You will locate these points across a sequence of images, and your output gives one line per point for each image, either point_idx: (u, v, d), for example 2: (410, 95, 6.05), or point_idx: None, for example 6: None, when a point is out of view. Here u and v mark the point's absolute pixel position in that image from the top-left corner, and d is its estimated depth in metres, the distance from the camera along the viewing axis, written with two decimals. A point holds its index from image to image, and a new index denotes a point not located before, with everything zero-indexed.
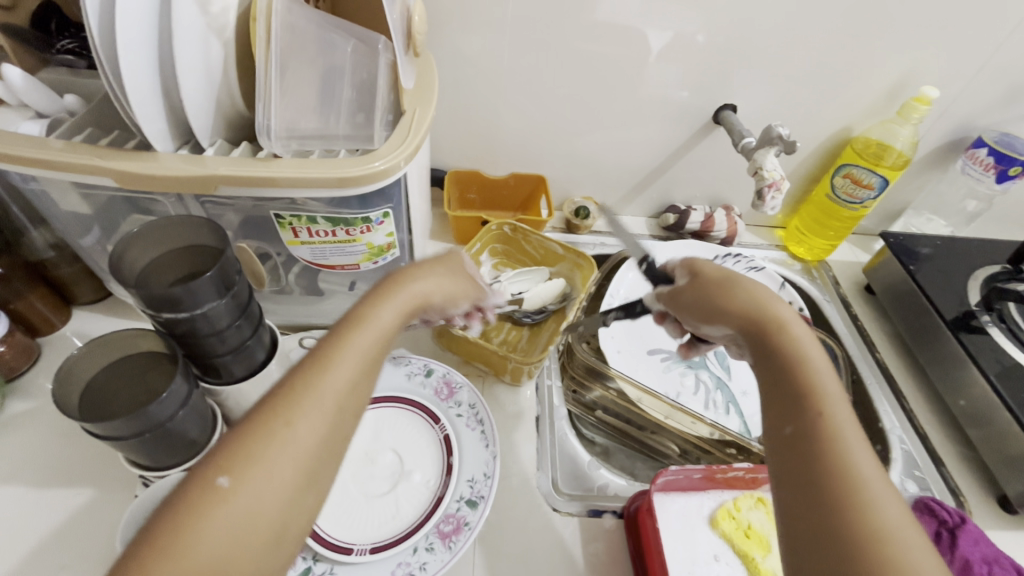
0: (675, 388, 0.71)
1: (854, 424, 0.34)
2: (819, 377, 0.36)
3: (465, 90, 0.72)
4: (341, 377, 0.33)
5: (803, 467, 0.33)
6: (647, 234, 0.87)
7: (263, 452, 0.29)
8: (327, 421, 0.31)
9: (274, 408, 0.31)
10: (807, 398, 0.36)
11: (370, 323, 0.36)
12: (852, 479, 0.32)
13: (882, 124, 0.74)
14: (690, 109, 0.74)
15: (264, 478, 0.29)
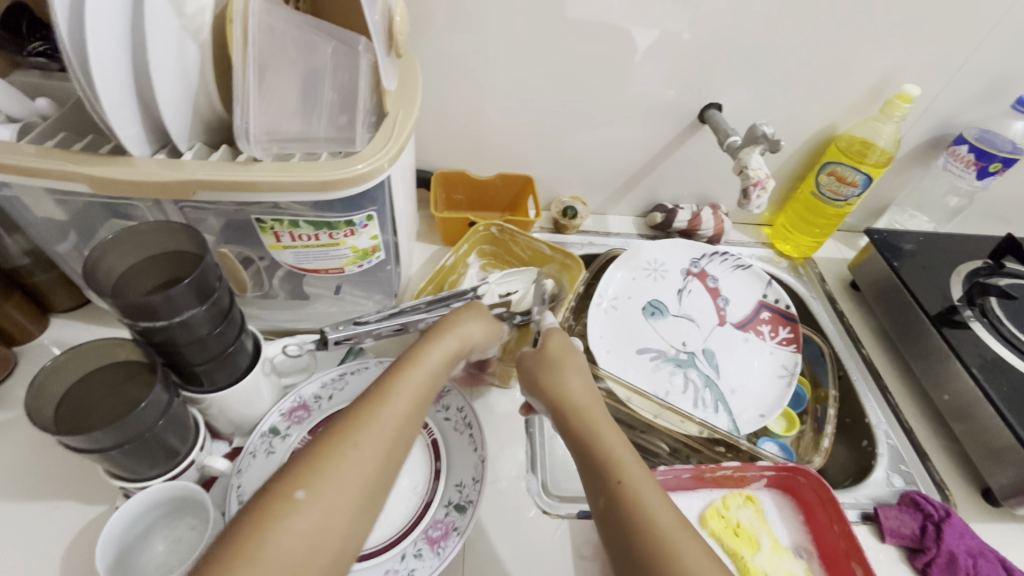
0: (664, 387, 0.71)
1: (651, 485, 0.41)
2: (626, 469, 0.42)
3: (450, 90, 0.71)
4: (399, 408, 0.38)
5: (624, 532, 0.39)
6: (635, 233, 0.87)
7: (331, 469, 0.34)
8: (388, 447, 0.36)
9: (338, 432, 0.36)
10: (608, 467, 0.42)
11: (422, 364, 0.42)
12: (659, 534, 0.38)
13: (865, 121, 0.74)
14: (676, 108, 0.74)
15: (331, 493, 0.33)
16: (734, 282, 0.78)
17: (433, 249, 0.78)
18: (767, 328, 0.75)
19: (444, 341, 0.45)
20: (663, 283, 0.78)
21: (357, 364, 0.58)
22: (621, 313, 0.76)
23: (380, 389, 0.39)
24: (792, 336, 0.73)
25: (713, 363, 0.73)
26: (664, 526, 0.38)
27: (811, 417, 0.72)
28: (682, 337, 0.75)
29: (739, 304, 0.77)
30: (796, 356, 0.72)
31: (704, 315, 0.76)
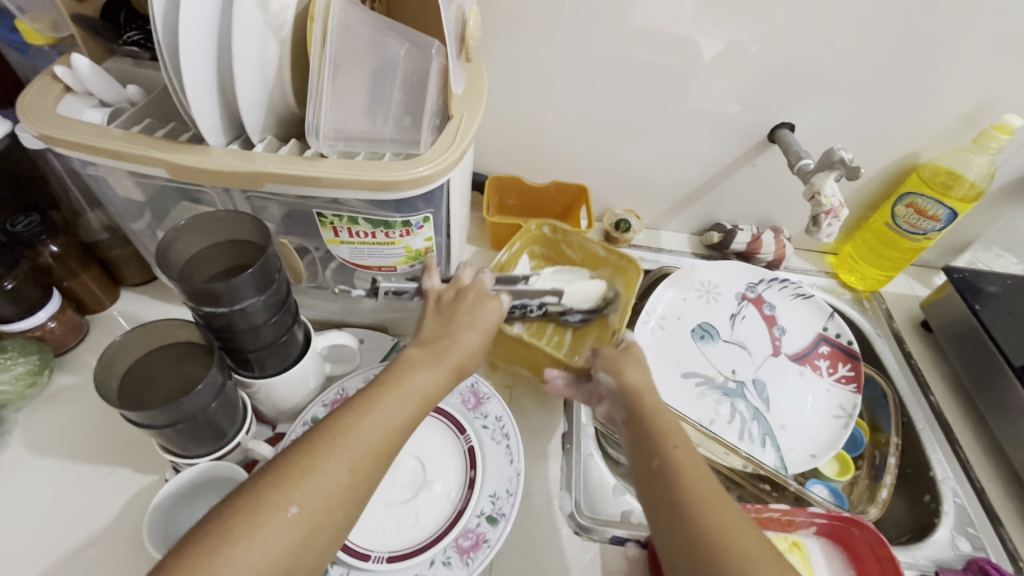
0: (709, 415, 0.68)
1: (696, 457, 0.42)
2: (684, 451, 0.42)
3: (512, 95, 0.71)
4: (373, 426, 0.38)
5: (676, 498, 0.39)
6: (689, 251, 0.84)
7: (319, 476, 0.35)
8: (362, 467, 0.37)
9: (327, 441, 0.37)
10: (662, 439, 0.43)
11: (402, 385, 0.42)
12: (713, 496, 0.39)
13: (955, 151, 0.69)
14: (744, 125, 0.71)
15: (305, 507, 0.34)
16: (793, 311, 0.74)
17: (482, 252, 0.78)
18: (825, 364, 0.70)
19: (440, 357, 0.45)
20: (715, 306, 0.75)
21: None
22: (669, 333, 0.73)
23: (357, 408, 0.39)
24: (853, 374, 0.69)
25: (763, 396, 0.69)
26: (712, 501, 0.39)
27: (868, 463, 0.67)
28: (731, 364, 0.72)
29: (797, 334, 0.72)
30: (856, 397, 0.67)
31: (757, 343, 0.73)
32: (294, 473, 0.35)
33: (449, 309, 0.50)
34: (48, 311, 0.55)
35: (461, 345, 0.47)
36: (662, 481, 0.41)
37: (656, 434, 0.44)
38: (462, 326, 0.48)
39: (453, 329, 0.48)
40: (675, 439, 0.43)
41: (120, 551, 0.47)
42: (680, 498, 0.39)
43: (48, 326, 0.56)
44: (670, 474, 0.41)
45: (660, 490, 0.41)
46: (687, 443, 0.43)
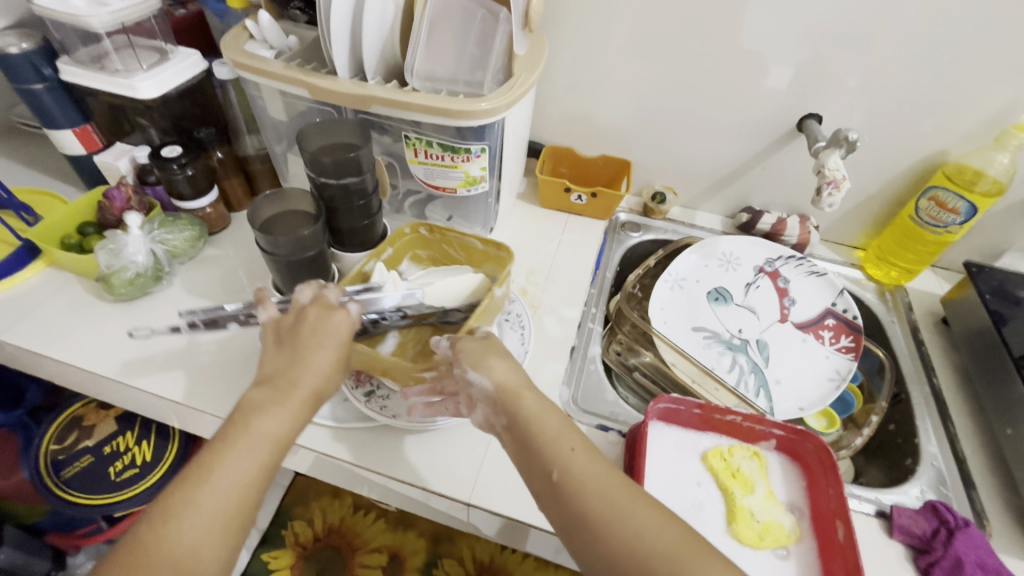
0: (711, 363, 0.76)
1: (585, 460, 0.43)
2: (571, 461, 0.43)
3: (572, 76, 0.84)
4: (233, 466, 0.41)
5: (581, 517, 0.41)
6: (719, 230, 0.92)
7: (152, 550, 0.37)
8: (231, 500, 0.40)
9: (160, 515, 0.38)
10: (549, 457, 0.43)
11: (248, 431, 0.42)
12: (608, 514, 0.40)
13: (980, 150, 0.73)
14: (776, 113, 0.79)
15: (200, 536, 0.38)
16: (806, 287, 0.81)
17: (533, 207, 0.92)
18: (828, 334, 0.76)
19: (283, 400, 0.44)
20: (733, 274, 0.83)
21: None
22: (686, 292, 0.82)
23: (213, 452, 0.41)
24: (853, 345, 0.74)
25: (764, 354, 0.76)
26: (609, 522, 0.40)
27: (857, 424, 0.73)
28: (740, 325, 0.80)
29: (805, 307, 0.79)
30: (852, 364, 0.73)
31: (766, 311, 0.80)
32: (165, 515, 0.38)
33: (297, 326, 0.49)
34: (209, 198, 0.76)
35: (308, 366, 0.46)
36: (560, 501, 0.42)
37: (546, 445, 0.44)
38: (308, 347, 0.47)
39: (299, 355, 0.47)
40: (567, 442, 0.44)
41: (235, 364, 0.65)
42: (584, 513, 0.41)
43: (207, 210, 0.77)
44: (568, 493, 0.42)
45: (561, 504, 0.42)
46: (580, 452, 0.43)
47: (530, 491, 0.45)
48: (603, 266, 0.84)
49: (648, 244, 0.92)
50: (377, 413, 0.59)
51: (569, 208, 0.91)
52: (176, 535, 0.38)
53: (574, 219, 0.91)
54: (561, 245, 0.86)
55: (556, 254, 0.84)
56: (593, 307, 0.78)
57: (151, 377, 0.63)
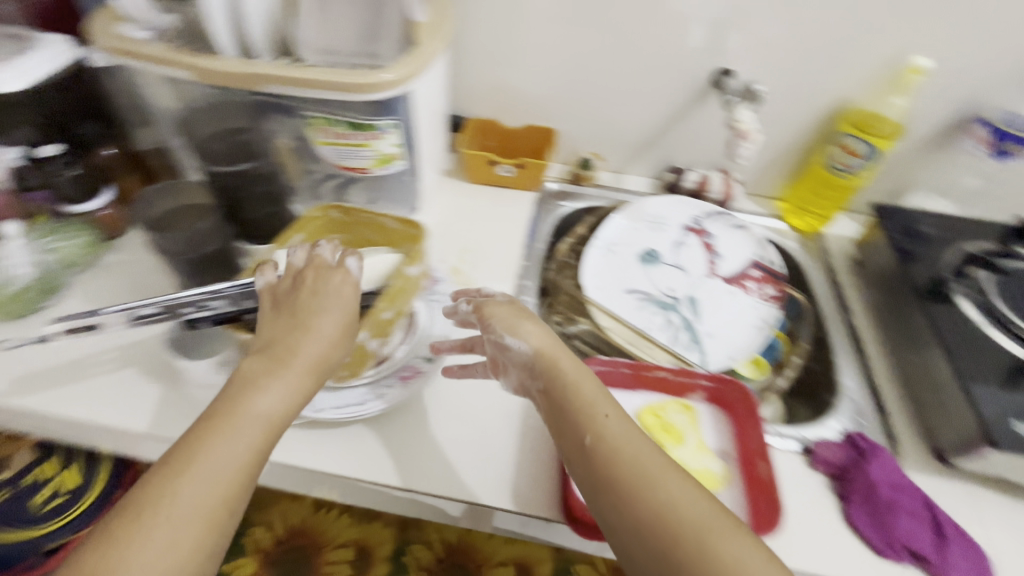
0: (647, 324, 0.76)
1: (624, 426, 0.45)
2: (603, 424, 0.45)
3: (485, 44, 0.82)
4: (223, 451, 0.40)
5: (608, 480, 0.42)
6: (647, 192, 0.93)
7: (141, 535, 0.36)
8: (217, 489, 0.39)
9: (155, 493, 0.38)
10: (585, 420, 0.46)
11: (243, 410, 0.42)
12: (645, 479, 0.41)
13: (879, 95, 0.76)
14: (689, 71, 0.80)
15: (172, 536, 0.36)
16: (731, 241, 0.83)
17: (460, 183, 0.90)
18: (754, 285, 0.79)
19: (280, 373, 0.45)
20: (662, 234, 0.84)
21: None
22: (619, 257, 0.82)
23: (196, 439, 0.40)
24: (778, 294, 0.78)
25: (695, 309, 0.78)
26: (649, 482, 0.41)
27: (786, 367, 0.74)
28: (671, 284, 0.80)
29: (731, 261, 0.81)
30: (778, 312, 0.76)
31: (695, 268, 0.82)
32: (140, 508, 0.37)
33: (286, 310, 0.50)
34: (101, 199, 0.70)
35: (304, 351, 0.47)
36: (588, 461, 0.44)
37: (580, 411, 0.46)
38: (310, 327, 0.48)
39: (295, 335, 0.48)
40: (600, 408, 0.46)
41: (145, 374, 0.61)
42: (615, 476, 0.42)
43: (101, 212, 0.71)
44: (597, 456, 0.43)
45: (590, 464, 0.44)
46: (626, 425, 0.45)
47: (562, 455, 0.47)
48: (535, 238, 0.84)
49: (580, 211, 0.91)
50: (297, 409, 0.55)
51: (497, 182, 0.89)
52: (152, 530, 0.36)
53: (502, 193, 0.89)
54: (490, 220, 0.84)
55: (486, 229, 0.83)
56: (527, 280, 0.78)
57: (50, 398, 0.58)
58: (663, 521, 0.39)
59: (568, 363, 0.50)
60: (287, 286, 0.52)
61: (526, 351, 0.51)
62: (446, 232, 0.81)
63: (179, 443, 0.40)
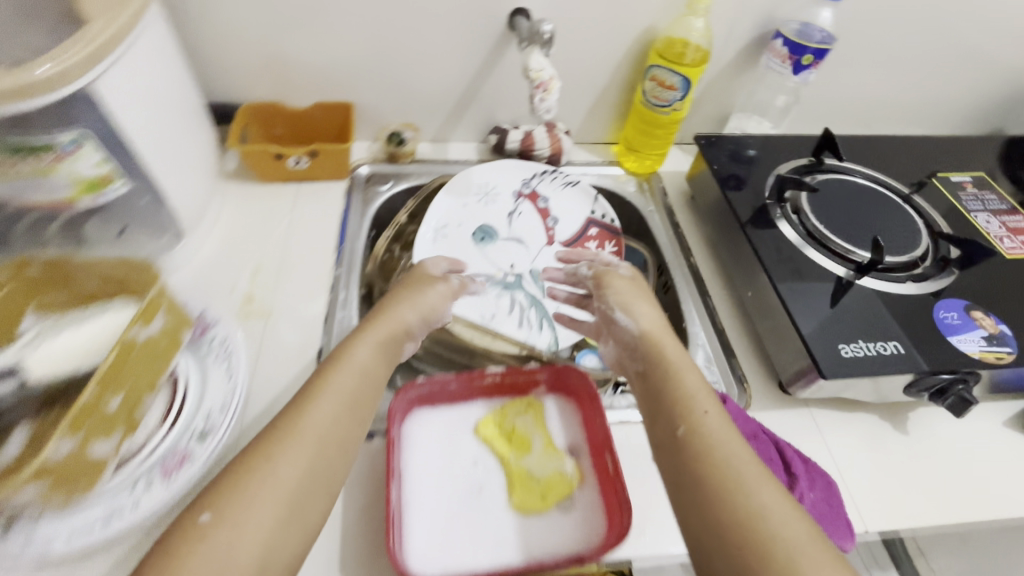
0: (490, 310, 0.69)
1: (712, 403, 0.43)
2: (689, 399, 0.43)
3: (230, 9, 0.66)
4: (342, 397, 0.43)
5: (694, 470, 0.39)
6: (474, 159, 0.83)
7: (233, 503, 0.35)
8: (293, 488, 0.37)
9: (235, 476, 0.36)
10: (676, 403, 0.43)
11: (347, 359, 0.45)
12: (718, 465, 0.38)
13: (680, 18, 0.71)
14: (483, 14, 0.70)
15: (276, 510, 0.36)
16: (565, 201, 0.77)
17: (249, 187, 0.74)
18: (594, 245, 0.74)
19: (370, 330, 0.48)
20: (493, 206, 0.76)
21: None
22: (451, 241, 0.73)
23: (300, 403, 0.41)
24: (617, 250, 0.73)
25: (540, 284, 0.72)
26: (719, 469, 0.38)
27: None
28: (511, 260, 0.73)
29: (568, 223, 0.75)
30: (619, 269, 0.72)
31: (532, 237, 0.75)
32: (242, 482, 0.36)
33: (392, 292, 0.54)
34: None
35: (394, 313, 0.50)
36: (685, 449, 0.40)
37: (679, 403, 0.43)
38: (396, 300, 0.52)
39: (387, 304, 0.52)
40: (703, 404, 0.42)
41: None
42: (705, 466, 0.38)
43: None
44: (691, 446, 0.40)
45: (684, 458, 0.40)
46: (714, 405, 0.42)
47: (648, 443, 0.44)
48: (347, 237, 0.70)
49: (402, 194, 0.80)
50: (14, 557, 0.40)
51: (294, 176, 0.74)
52: (261, 495, 0.36)
53: (306, 188, 0.75)
54: (291, 226, 0.71)
55: (286, 238, 0.69)
56: (340, 290, 0.65)
57: None
58: (738, 519, 0.35)
59: (642, 318, 0.51)
60: (399, 283, 0.56)
61: (598, 286, 0.56)
62: (235, 252, 0.67)
63: (269, 426, 0.40)
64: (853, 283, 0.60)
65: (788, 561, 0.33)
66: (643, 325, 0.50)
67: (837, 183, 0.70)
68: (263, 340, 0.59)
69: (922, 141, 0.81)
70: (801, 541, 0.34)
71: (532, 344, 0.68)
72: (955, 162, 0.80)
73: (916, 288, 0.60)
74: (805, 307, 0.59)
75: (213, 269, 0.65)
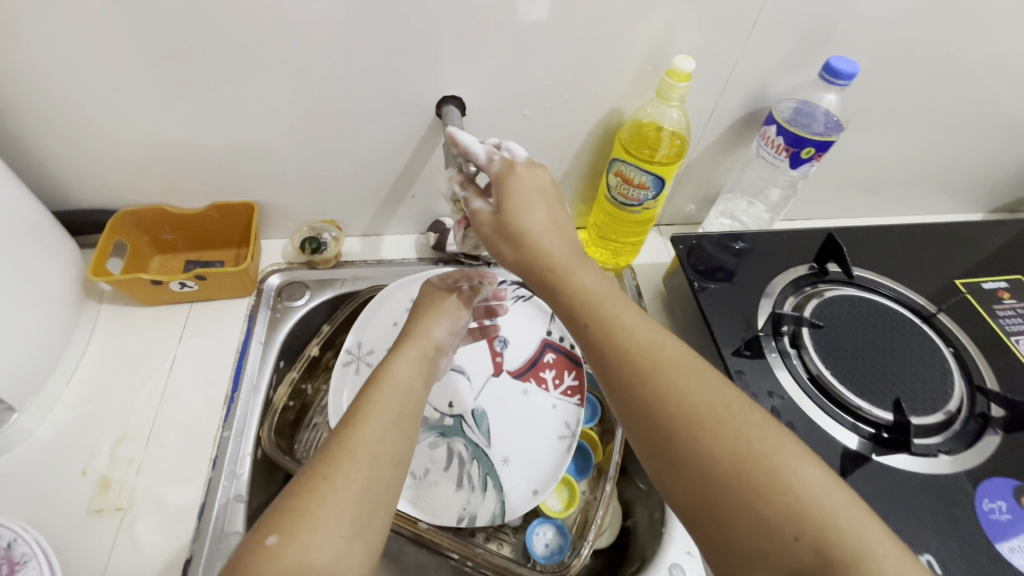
0: (422, 462, 0.56)
1: (697, 362, 0.37)
2: (668, 357, 0.37)
3: (83, 107, 0.52)
4: (379, 413, 0.40)
5: (702, 458, 0.33)
6: (411, 258, 0.70)
7: (309, 522, 0.32)
8: (370, 488, 0.36)
9: (290, 504, 0.33)
10: (653, 368, 0.37)
11: (387, 381, 0.43)
12: (741, 446, 0.33)
13: (649, 103, 0.58)
14: (408, 103, 0.57)
15: (346, 522, 0.33)
16: (517, 319, 0.65)
17: (127, 313, 0.60)
18: (550, 375, 0.62)
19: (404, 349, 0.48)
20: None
21: None
22: None
23: (350, 423, 0.39)
24: (577, 383, 0.61)
25: (483, 428, 0.58)
26: (743, 450, 0.33)
27: (592, 486, 0.59)
28: (450, 394, 0.60)
29: (521, 346, 0.63)
30: (580, 411, 0.59)
31: (474, 364, 0.62)
32: (299, 504, 0.33)
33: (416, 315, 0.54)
34: None
35: (428, 332, 0.51)
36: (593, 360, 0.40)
37: (573, 301, 0.41)
38: (426, 322, 0.52)
39: (419, 324, 0.52)
40: (602, 298, 0.41)
41: None
42: (719, 449, 0.33)
43: None
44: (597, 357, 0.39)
45: (675, 430, 0.35)
46: (610, 294, 0.41)
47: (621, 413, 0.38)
48: (245, 384, 0.57)
49: (322, 309, 0.66)
50: None
51: (183, 297, 0.61)
52: (324, 512, 0.33)
53: (198, 310, 0.62)
54: (174, 368, 0.57)
55: (165, 387, 0.56)
56: (225, 464, 0.52)
57: None
58: (773, 505, 0.31)
59: (536, 221, 0.43)
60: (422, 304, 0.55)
61: (495, 190, 0.45)
62: (96, 412, 0.53)
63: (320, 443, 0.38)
64: (871, 459, 0.47)
65: (725, 432, 0.34)
66: (529, 227, 0.43)
67: (846, 305, 0.57)
68: (113, 551, 0.46)
69: (945, 231, 0.68)
70: (847, 518, 0.31)
71: (472, 512, 0.54)
72: (989, 257, 0.66)
73: (952, 462, 0.48)
74: None
75: (63, 442, 0.51)
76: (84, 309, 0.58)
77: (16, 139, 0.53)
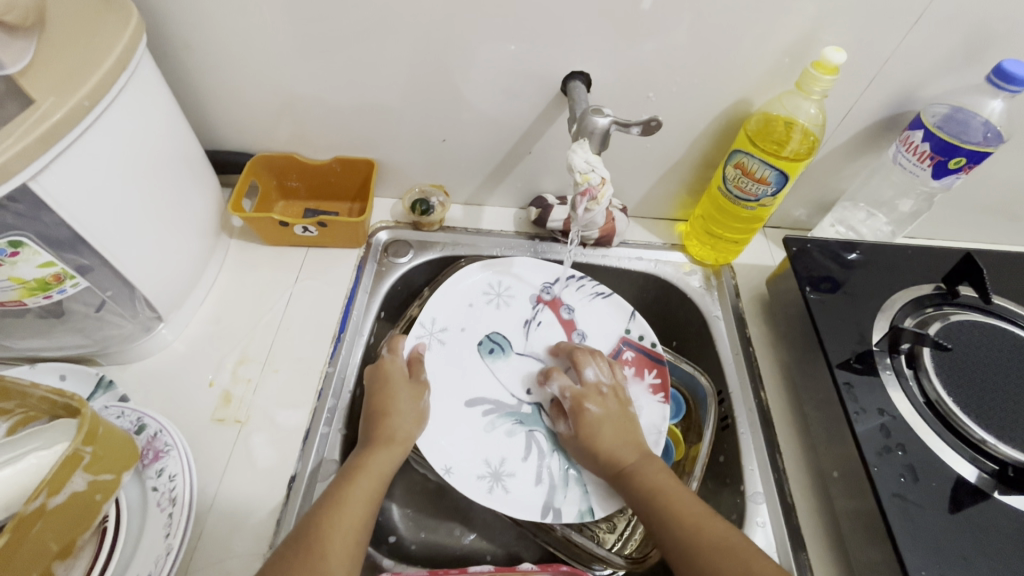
0: (499, 452, 0.57)
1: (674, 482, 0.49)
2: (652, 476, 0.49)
3: (240, 57, 0.57)
4: (361, 493, 0.47)
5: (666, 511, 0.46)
6: (511, 231, 0.72)
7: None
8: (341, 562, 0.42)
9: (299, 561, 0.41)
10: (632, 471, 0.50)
11: (366, 471, 0.48)
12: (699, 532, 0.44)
13: (785, 95, 0.56)
14: (537, 78, 0.57)
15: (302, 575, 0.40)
16: (593, 316, 0.66)
17: (252, 250, 0.66)
18: (630, 373, 0.63)
19: (386, 441, 0.51)
20: (506, 311, 0.66)
21: (114, 408, 0.49)
22: (450, 348, 0.62)
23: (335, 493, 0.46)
24: (659, 382, 0.62)
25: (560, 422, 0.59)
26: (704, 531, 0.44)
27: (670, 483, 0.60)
28: (525, 381, 0.62)
29: (598, 340, 0.65)
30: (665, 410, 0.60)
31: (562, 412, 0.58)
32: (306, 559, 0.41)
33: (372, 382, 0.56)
34: None
35: (400, 425, 0.53)
36: (629, 488, 0.50)
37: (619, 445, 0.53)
38: (401, 398, 0.54)
39: (389, 398, 0.54)
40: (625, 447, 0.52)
41: None
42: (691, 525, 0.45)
43: None
44: (642, 478, 0.49)
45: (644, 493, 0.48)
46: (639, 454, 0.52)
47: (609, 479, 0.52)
48: (350, 327, 0.61)
49: (424, 267, 0.70)
50: None
51: (303, 241, 0.66)
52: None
53: (314, 255, 0.66)
54: (290, 304, 0.62)
55: (281, 320, 0.60)
56: (329, 397, 0.56)
57: None
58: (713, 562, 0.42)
59: (644, 127, 0.48)
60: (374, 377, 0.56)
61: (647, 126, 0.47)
62: (223, 334, 0.59)
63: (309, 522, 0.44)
64: (992, 496, 0.44)
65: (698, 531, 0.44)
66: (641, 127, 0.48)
67: (978, 333, 0.53)
68: (230, 456, 0.51)
69: None
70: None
71: (556, 506, 0.54)
72: None
73: None
74: (912, 526, 0.43)
75: (193, 356, 0.57)
76: (218, 241, 0.64)
77: (184, 79, 0.59)
